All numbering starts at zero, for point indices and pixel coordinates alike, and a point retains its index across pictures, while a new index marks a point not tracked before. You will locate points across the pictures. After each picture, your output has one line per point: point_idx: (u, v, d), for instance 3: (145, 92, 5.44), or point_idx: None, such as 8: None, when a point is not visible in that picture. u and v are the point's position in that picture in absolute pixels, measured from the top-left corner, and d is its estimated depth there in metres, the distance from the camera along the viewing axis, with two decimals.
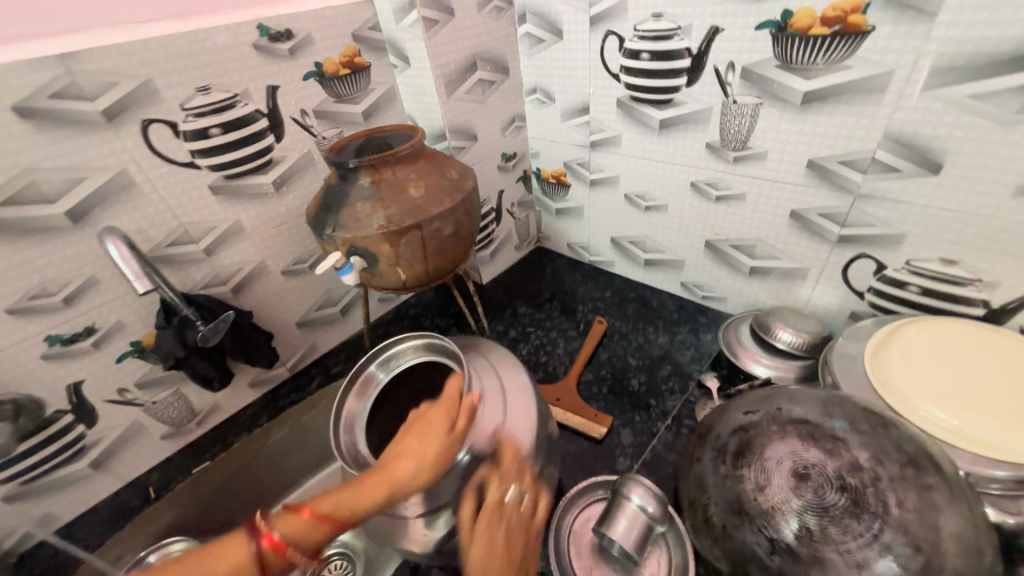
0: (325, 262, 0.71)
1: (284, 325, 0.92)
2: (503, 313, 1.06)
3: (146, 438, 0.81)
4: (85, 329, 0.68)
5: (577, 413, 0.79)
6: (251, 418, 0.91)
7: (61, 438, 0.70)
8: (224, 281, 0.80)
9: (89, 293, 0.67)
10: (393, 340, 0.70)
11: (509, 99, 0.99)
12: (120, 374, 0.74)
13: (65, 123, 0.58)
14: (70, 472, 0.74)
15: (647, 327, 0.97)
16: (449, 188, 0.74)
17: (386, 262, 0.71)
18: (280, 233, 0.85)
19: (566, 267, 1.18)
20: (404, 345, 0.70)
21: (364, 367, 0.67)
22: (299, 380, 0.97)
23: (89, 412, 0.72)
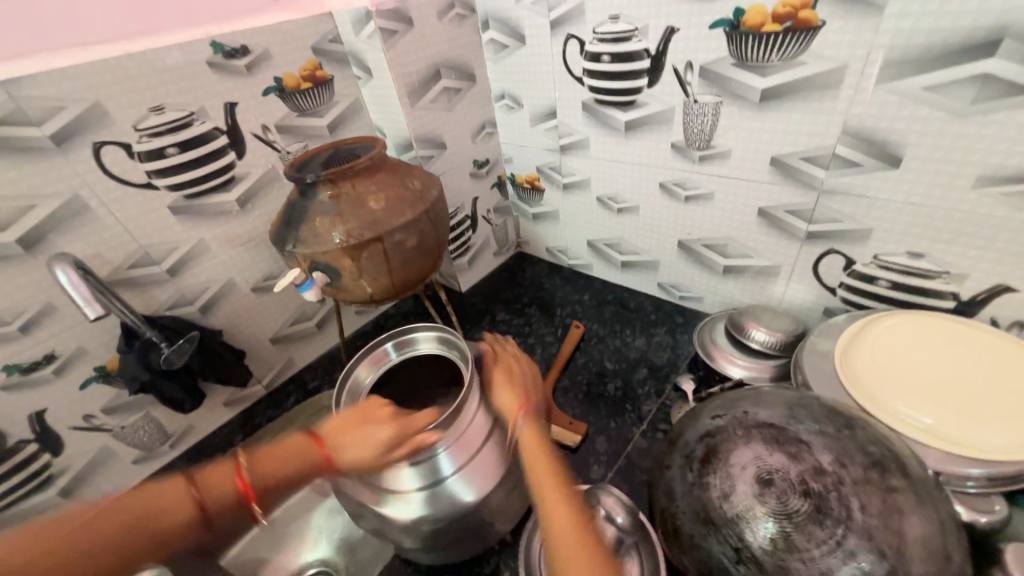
0: (284, 279, 0.71)
1: (257, 342, 0.91)
2: (481, 321, 1.05)
3: (117, 464, 0.79)
4: (45, 357, 0.67)
5: (551, 421, 0.78)
6: (227, 438, 0.90)
7: (25, 468, 0.69)
8: (190, 301, 0.79)
9: (46, 321, 0.66)
10: (406, 327, 0.67)
11: (478, 106, 0.99)
12: (85, 401, 0.73)
13: (11, 150, 0.58)
14: (38, 502, 0.72)
15: (625, 330, 0.96)
16: (412, 199, 0.73)
17: (350, 276, 0.70)
18: (248, 250, 0.84)
19: (546, 271, 1.17)
20: (417, 333, 0.67)
21: (381, 343, 0.66)
22: (276, 397, 0.96)
23: (54, 441, 0.71)
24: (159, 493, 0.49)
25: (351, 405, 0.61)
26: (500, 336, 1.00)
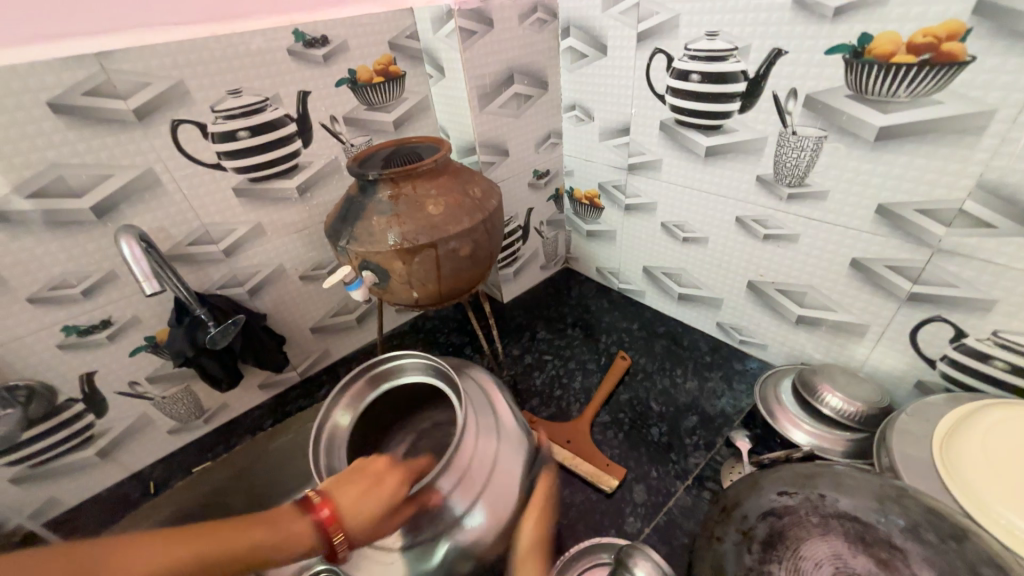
0: (334, 276, 0.69)
1: (298, 329, 0.91)
2: (521, 336, 1.01)
3: (153, 432, 0.81)
4: (102, 322, 0.69)
5: (588, 459, 0.72)
6: (257, 421, 0.90)
7: (70, 426, 0.71)
8: (241, 282, 0.80)
9: (106, 287, 0.68)
10: (395, 354, 0.66)
11: (546, 115, 0.95)
12: (132, 367, 0.74)
13: (96, 120, 0.59)
14: (77, 460, 0.74)
15: (675, 369, 0.89)
16: (471, 207, 0.70)
17: (397, 280, 0.68)
18: (301, 238, 0.84)
19: (593, 293, 1.11)
20: (407, 359, 0.66)
21: (357, 377, 0.64)
22: (309, 386, 0.96)
23: (99, 402, 0.73)
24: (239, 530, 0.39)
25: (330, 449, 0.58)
26: (539, 355, 0.95)
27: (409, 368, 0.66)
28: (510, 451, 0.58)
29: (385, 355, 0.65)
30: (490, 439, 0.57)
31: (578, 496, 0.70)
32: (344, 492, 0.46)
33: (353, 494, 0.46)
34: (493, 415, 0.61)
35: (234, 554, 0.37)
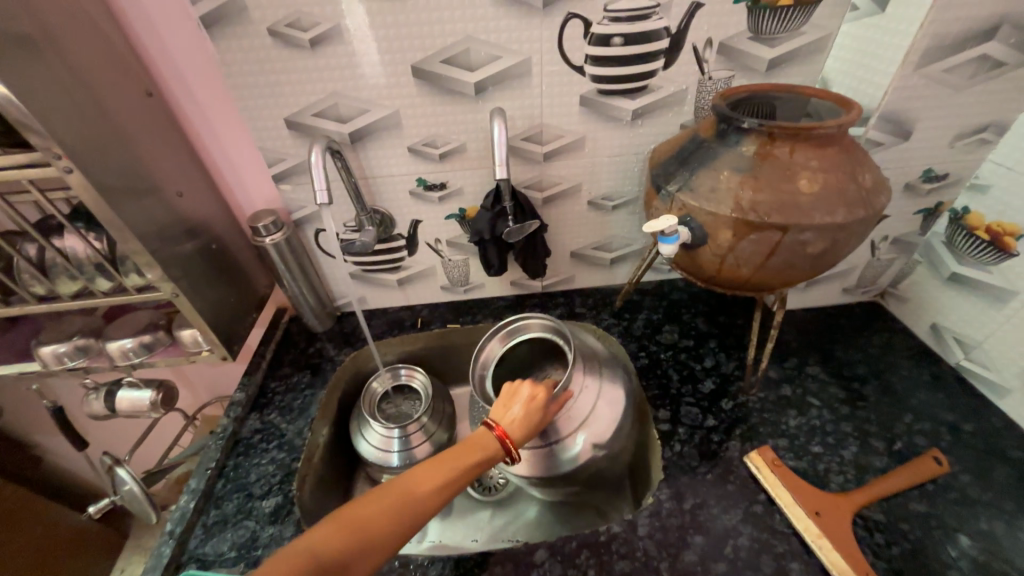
0: (653, 222, 0.60)
1: (563, 247, 0.94)
2: (785, 359, 0.83)
3: (432, 282, 0.97)
4: (440, 183, 0.81)
5: (839, 550, 0.57)
6: (500, 309, 1.00)
7: (391, 254, 0.90)
8: (543, 188, 0.83)
9: (455, 156, 0.78)
10: (534, 324, 0.80)
11: (999, 97, 0.65)
12: (442, 227, 0.88)
13: (514, 2, 0.63)
14: (385, 279, 0.95)
15: (1019, 517, 0.61)
16: (853, 199, 0.54)
17: (710, 249, 0.59)
18: (610, 163, 0.81)
19: (909, 351, 0.83)
20: (535, 326, 0.80)
21: (504, 325, 0.81)
22: (548, 300, 1.01)
23: (413, 245, 0.90)
24: (475, 446, 0.58)
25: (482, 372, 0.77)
26: (803, 392, 0.77)
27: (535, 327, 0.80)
28: (610, 408, 0.70)
29: (515, 317, 0.79)
30: (594, 388, 0.70)
31: None
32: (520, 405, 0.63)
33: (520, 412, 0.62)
34: (598, 381, 0.71)
35: (473, 460, 0.56)
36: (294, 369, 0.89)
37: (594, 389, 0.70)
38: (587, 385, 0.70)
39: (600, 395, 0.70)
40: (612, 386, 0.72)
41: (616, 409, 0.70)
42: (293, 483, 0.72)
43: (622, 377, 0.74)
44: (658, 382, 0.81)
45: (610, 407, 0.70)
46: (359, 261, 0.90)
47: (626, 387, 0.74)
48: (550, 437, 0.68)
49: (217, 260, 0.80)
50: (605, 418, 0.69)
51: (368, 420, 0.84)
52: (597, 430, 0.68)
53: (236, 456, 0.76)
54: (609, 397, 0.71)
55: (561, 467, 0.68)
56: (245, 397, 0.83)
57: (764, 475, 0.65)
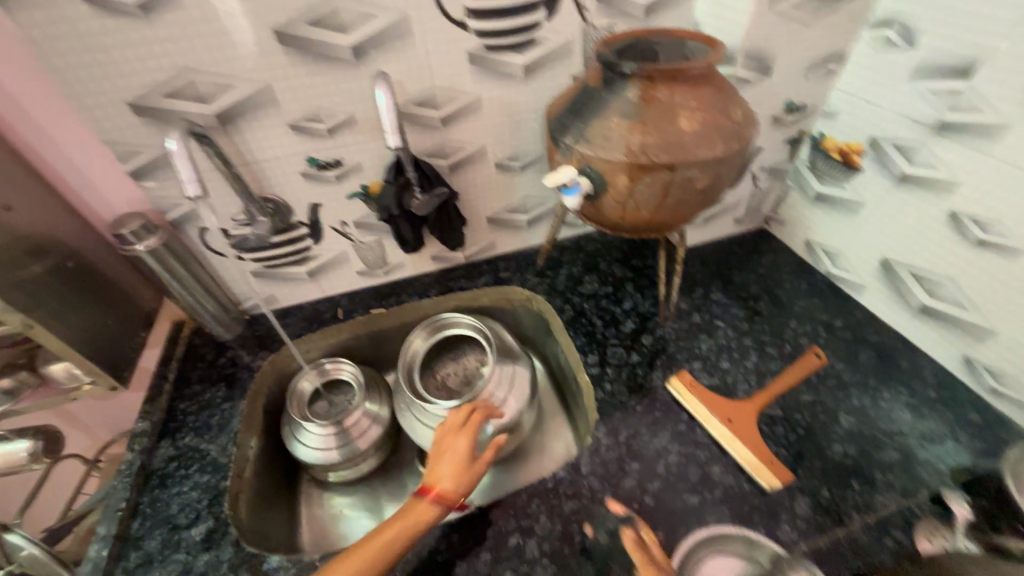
0: (554, 174, 0.61)
1: (478, 214, 0.93)
2: (692, 291, 0.90)
3: (347, 269, 0.92)
4: (334, 161, 0.75)
5: (750, 446, 0.66)
6: (424, 286, 0.98)
7: (295, 244, 0.83)
8: (446, 155, 0.81)
9: (345, 130, 0.72)
10: (460, 318, 0.88)
11: (838, 30, 0.73)
12: (346, 209, 0.82)
13: None
14: (294, 273, 0.88)
15: (879, 389, 0.74)
16: (728, 132, 0.58)
17: (611, 197, 0.62)
18: (510, 123, 0.80)
19: (791, 267, 0.94)
20: (461, 321, 0.88)
21: (432, 321, 0.88)
22: (471, 269, 1.00)
23: (318, 232, 0.84)
24: (416, 508, 0.60)
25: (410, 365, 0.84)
26: (710, 318, 0.85)
27: (459, 322, 0.87)
28: (519, 396, 0.82)
29: (446, 315, 0.87)
30: (507, 378, 0.82)
31: (726, 478, 0.65)
32: (448, 457, 0.66)
33: (449, 465, 0.65)
34: (512, 371, 0.83)
35: (415, 525, 0.59)
36: (205, 385, 0.81)
37: (506, 380, 0.81)
38: (503, 376, 0.81)
39: (512, 383, 0.82)
40: (520, 376, 0.84)
41: (523, 397, 0.82)
42: (223, 504, 0.67)
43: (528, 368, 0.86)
44: (586, 331, 0.85)
45: (519, 394, 0.82)
46: (259, 257, 0.82)
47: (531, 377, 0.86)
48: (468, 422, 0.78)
49: (79, 280, 0.68)
50: (514, 404, 0.81)
51: (301, 422, 0.79)
52: (506, 413, 0.80)
53: (151, 490, 0.68)
54: (517, 388, 0.82)
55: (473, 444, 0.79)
56: (150, 425, 0.75)
57: (685, 397, 0.72)
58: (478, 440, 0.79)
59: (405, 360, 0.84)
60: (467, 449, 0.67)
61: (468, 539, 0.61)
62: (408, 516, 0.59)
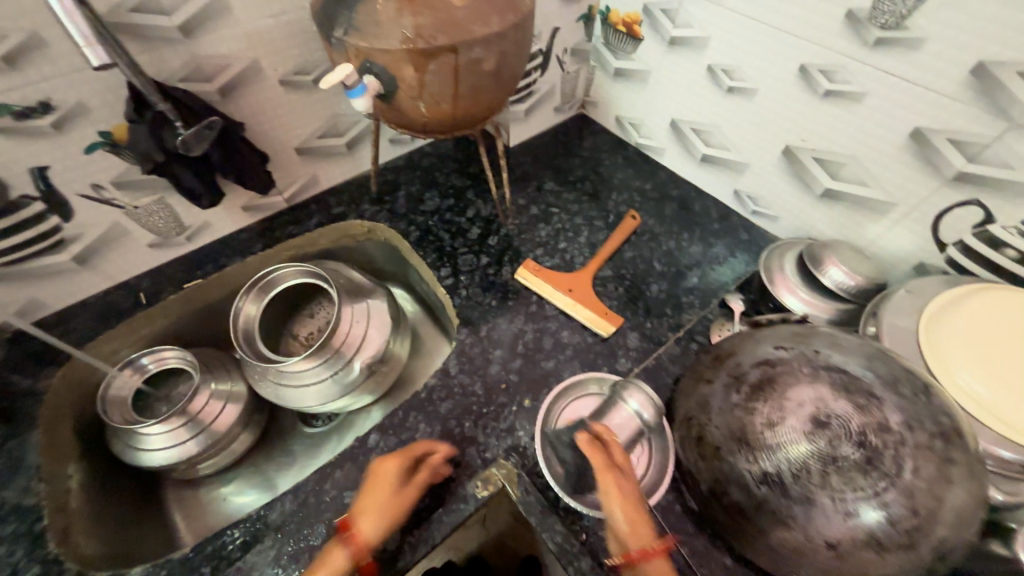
0: (330, 75, 0.55)
1: (281, 147, 0.81)
2: (527, 185, 0.94)
3: (131, 244, 0.75)
4: (40, 104, 0.57)
5: (589, 307, 0.75)
6: (246, 244, 0.85)
7: (34, 227, 0.64)
8: (208, 77, 0.66)
9: (35, 56, 0.54)
10: (290, 268, 0.79)
11: None
12: (91, 167, 0.65)
13: None
14: (52, 265, 0.69)
15: (682, 233, 0.88)
16: (502, 3, 0.56)
17: (405, 93, 0.57)
18: (279, 26, 0.68)
19: (608, 145, 1.02)
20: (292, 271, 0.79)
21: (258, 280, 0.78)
22: (299, 213, 0.89)
23: (63, 205, 0.65)
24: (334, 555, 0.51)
25: (248, 333, 0.76)
26: (546, 207, 0.90)
27: (291, 273, 0.79)
28: (381, 325, 0.80)
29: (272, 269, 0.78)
30: (361, 312, 0.79)
31: (575, 339, 0.74)
32: (375, 490, 0.55)
33: (370, 506, 0.54)
34: (364, 305, 0.80)
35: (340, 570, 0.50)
36: None
37: (362, 317, 0.79)
38: (356, 312, 0.78)
39: (368, 315, 0.79)
40: (376, 306, 0.81)
41: (386, 324, 0.81)
42: (49, 543, 0.56)
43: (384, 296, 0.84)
44: (435, 247, 0.85)
45: (380, 323, 0.81)
46: None
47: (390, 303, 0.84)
48: (333, 367, 0.75)
49: None
50: (377, 334, 0.80)
51: (130, 428, 0.68)
52: (372, 345, 0.79)
53: None
54: (377, 321, 0.80)
55: (349, 385, 0.78)
56: None
57: (532, 282, 0.78)
58: (353, 380, 0.78)
59: (240, 330, 0.75)
60: (393, 488, 0.55)
61: (354, 471, 0.61)
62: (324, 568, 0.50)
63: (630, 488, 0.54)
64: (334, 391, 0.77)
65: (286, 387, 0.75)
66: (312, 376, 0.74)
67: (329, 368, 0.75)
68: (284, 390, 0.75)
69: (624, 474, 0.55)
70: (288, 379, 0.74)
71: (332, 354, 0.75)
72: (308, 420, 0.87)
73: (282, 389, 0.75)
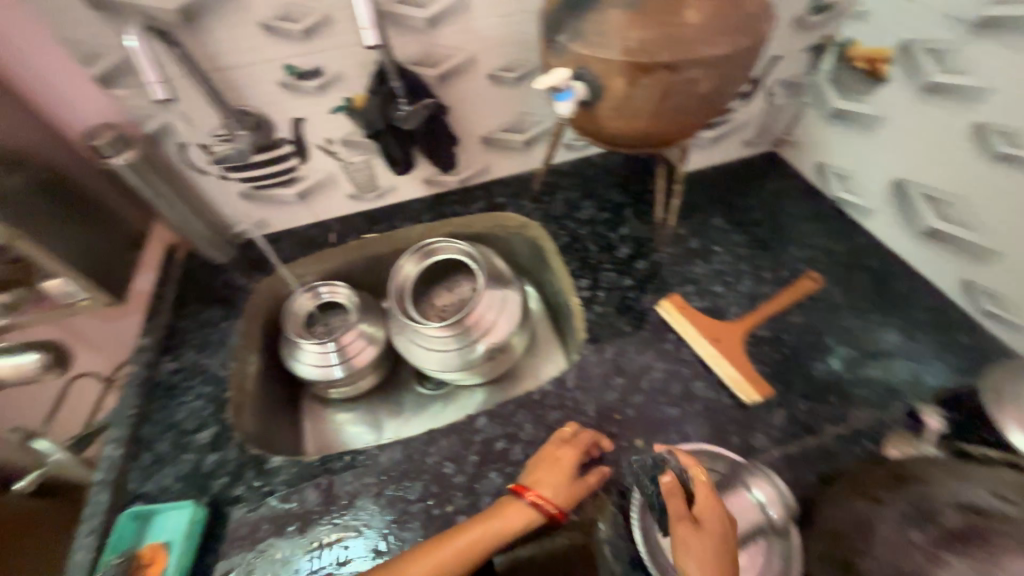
0: (545, 76, 0.57)
1: (471, 133, 0.88)
2: (692, 216, 0.87)
3: (337, 192, 0.90)
4: (315, 68, 0.70)
5: (734, 364, 0.67)
6: (417, 212, 0.95)
7: (280, 163, 0.80)
8: (435, 64, 0.75)
9: (323, 31, 0.67)
10: (450, 244, 0.86)
11: None
12: (331, 124, 0.78)
13: None
14: (282, 195, 0.86)
15: (872, 313, 0.74)
16: (736, 25, 0.53)
17: (608, 104, 0.57)
18: (504, 26, 0.74)
19: (798, 192, 0.90)
20: (451, 248, 0.86)
21: (422, 247, 0.86)
22: (466, 194, 0.97)
23: (304, 150, 0.81)
24: (501, 510, 0.53)
25: (401, 290, 0.84)
26: (708, 244, 0.83)
27: (449, 249, 0.86)
28: (510, 319, 0.83)
29: (435, 241, 0.85)
30: (498, 302, 0.82)
31: (709, 393, 0.67)
32: (547, 473, 0.56)
33: (546, 475, 0.56)
34: (502, 296, 0.83)
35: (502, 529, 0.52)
36: (202, 305, 0.82)
37: (497, 304, 0.82)
38: (493, 300, 0.82)
39: (503, 307, 0.83)
40: (512, 299, 0.85)
41: (514, 320, 0.84)
42: (226, 413, 0.70)
43: (520, 292, 0.87)
44: (580, 256, 0.84)
45: (510, 317, 0.83)
46: (244, 177, 0.80)
47: (523, 300, 0.87)
48: (460, 344, 0.80)
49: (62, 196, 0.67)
50: (504, 326, 0.83)
51: (297, 341, 0.82)
52: (497, 336, 0.82)
53: (157, 399, 0.71)
54: (508, 312, 0.83)
55: (467, 364, 0.82)
56: (152, 341, 0.77)
57: (673, 318, 0.72)
58: (472, 361, 0.82)
59: (396, 286, 0.84)
60: (569, 473, 0.56)
61: (457, 444, 0.63)
62: (505, 524, 0.52)
63: (708, 546, 0.45)
64: (455, 364, 0.82)
65: (416, 347, 0.82)
66: (441, 346, 0.80)
67: (457, 344, 0.80)
68: (414, 350, 0.83)
69: (704, 526, 0.47)
70: (421, 341, 0.81)
71: (463, 332, 0.80)
72: (420, 380, 0.96)
73: (413, 347, 0.83)
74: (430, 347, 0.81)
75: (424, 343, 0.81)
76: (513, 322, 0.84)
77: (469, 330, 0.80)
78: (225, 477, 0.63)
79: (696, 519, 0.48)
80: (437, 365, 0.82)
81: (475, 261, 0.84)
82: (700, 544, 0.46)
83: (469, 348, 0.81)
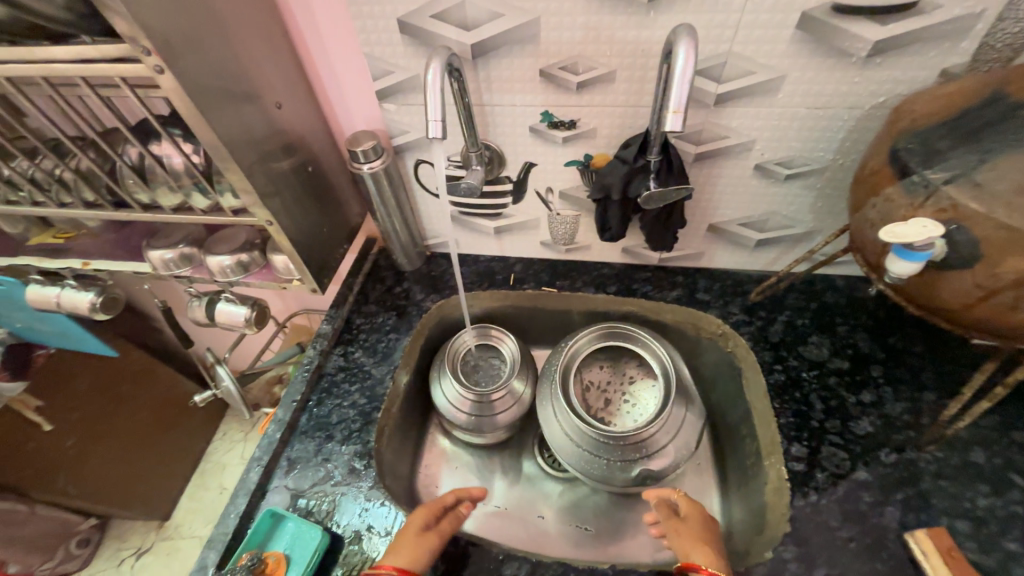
0: (898, 226, 0.41)
1: (701, 217, 0.75)
2: (982, 414, 0.62)
3: (532, 235, 0.85)
4: (571, 121, 0.65)
5: None
6: (603, 279, 0.85)
7: (495, 198, 0.78)
8: (701, 141, 0.64)
9: (597, 87, 0.61)
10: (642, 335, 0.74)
11: None
12: (560, 176, 0.73)
13: None
14: (482, 225, 0.84)
15: None
16: None
17: (971, 275, 0.42)
18: (806, 118, 0.60)
19: None
20: (641, 339, 0.74)
21: (609, 326, 0.76)
22: (663, 276, 0.84)
23: (522, 192, 0.77)
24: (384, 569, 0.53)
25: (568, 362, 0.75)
26: (1003, 466, 0.58)
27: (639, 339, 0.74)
28: (682, 448, 0.68)
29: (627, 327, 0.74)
30: (676, 424, 0.68)
31: None
32: (401, 543, 0.55)
33: (402, 545, 0.55)
34: (682, 418, 0.68)
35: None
36: (380, 308, 0.84)
37: (673, 426, 0.68)
38: (672, 421, 0.68)
39: (680, 432, 0.68)
40: (691, 425, 0.69)
41: (685, 452, 0.68)
42: (372, 433, 0.69)
43: (701, 419, 0.71)
44: (796, 409, 0.65)
45: (682, 445, 0.68)
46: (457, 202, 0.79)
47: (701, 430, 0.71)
48: (614, 455, 0.67)
49: (312, 184, 0.72)
50: (672, 455, 0.67)
51: (447, 374, 0.77)
52: (659, 463, 0.67)
53: (319, 392, 0.74)
54: (682, 440, 0.68)
55: (611, 479, 0.69)
56: (332, 330, 0.81)
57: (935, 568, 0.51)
58: (618, 478, 0.68)
59: (564, 356, 0.75)
60: (416, 532, 0.56)
61: None
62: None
63: (698, 530, 0.57)
64: (597, 472, 0.69)
65: (560, 433, 0.71)
66: (592, 448, 0.68)
67: (611, 454, 0.67)
68: (555, 435, 0.72)
69: (690, 521, 0.59)
70: (571, 432, 0.69)
71: (624, 443, 0.67)
72: (544, 452, 0.85)
73: (554, 432, 0.71)
74: (580, 441, 0.69)
75: (574, 435, 0.69)
76: (682, 454, 0.68)
77: (633, 445, 0.67)
78: (355, 508, 0.63)
79: (683, 517, 0.60)
80: (577, 463, 0.70)
81: (665, 366, 0.71)
82: (687, 528, 0.57)
83: (621, 463, 0.68)
